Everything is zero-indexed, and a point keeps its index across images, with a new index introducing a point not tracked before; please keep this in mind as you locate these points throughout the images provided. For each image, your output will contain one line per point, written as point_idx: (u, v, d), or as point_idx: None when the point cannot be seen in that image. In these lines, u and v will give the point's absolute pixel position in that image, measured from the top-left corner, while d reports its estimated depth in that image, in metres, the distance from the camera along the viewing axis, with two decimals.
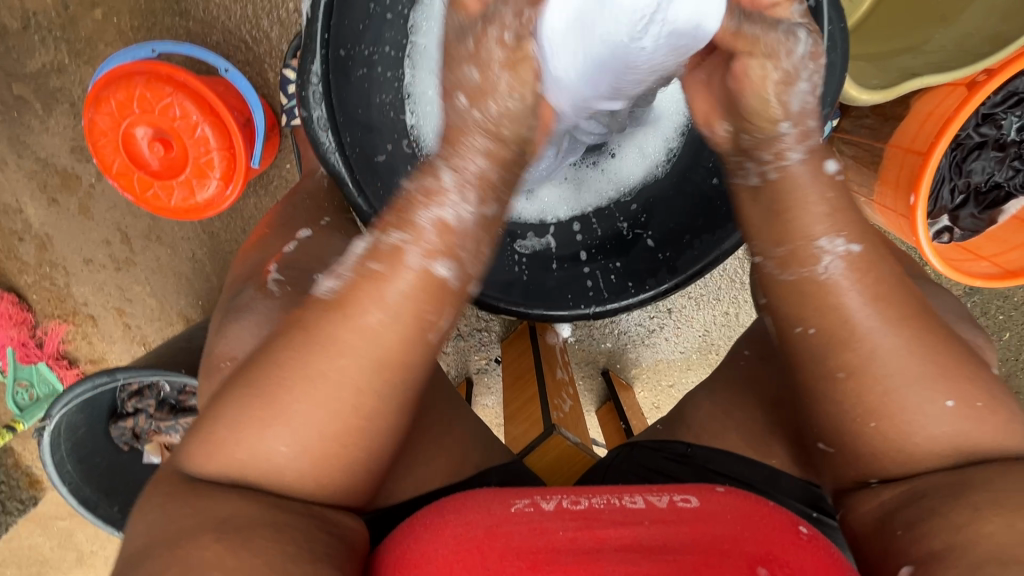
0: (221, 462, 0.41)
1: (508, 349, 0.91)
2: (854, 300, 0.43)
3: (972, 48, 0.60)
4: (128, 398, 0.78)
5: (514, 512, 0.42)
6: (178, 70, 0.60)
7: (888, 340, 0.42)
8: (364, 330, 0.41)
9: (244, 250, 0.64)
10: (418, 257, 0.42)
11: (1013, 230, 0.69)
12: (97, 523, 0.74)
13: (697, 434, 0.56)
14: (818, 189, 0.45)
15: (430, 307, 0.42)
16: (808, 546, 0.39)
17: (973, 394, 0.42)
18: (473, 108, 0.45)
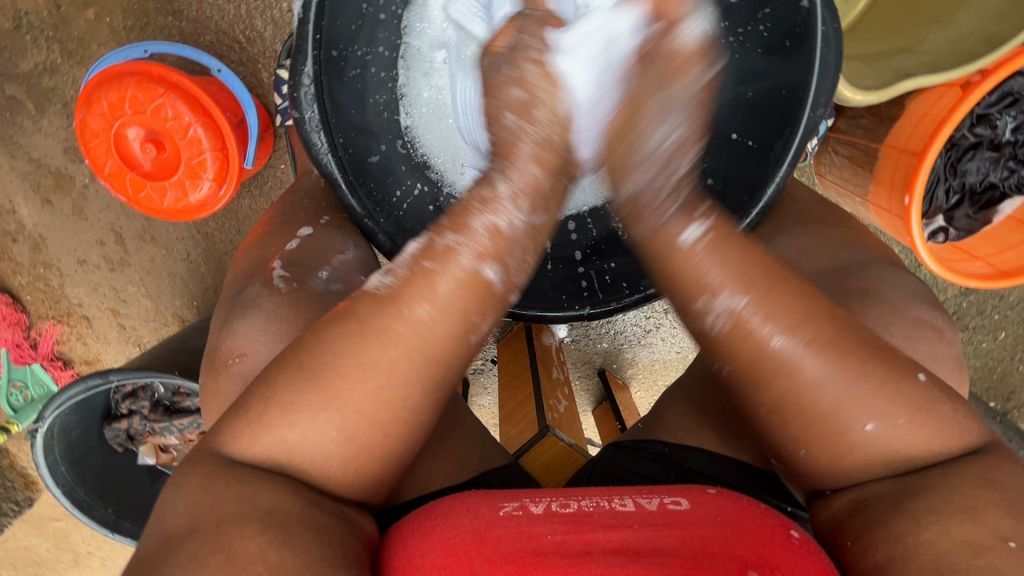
0: (268, 443, 0.40)
1: (504, 348, 0.90)
2: (759, 341, 0.42)
3: (966, 49, 0.60)
4: (123, 399, 0.77)
5: (503, 515, 0.42)
6: (170, 70, 0.60)
7: (803, 374, 0.41)
8: (414, 323, 0.41)
9: (241, 249, 0.62)
10: (470, 258, 0.43)
11: (1008, 230, 0.68)
12: (90, 525, 0.74)
13: (673, 433, 0.58)
14: (703, 239, 0.44)
15: (475, 307, 0.43)
16: (799, 550, 0.39)
17: (895, 411, 0.41)
18: (521, 122, 0.46)
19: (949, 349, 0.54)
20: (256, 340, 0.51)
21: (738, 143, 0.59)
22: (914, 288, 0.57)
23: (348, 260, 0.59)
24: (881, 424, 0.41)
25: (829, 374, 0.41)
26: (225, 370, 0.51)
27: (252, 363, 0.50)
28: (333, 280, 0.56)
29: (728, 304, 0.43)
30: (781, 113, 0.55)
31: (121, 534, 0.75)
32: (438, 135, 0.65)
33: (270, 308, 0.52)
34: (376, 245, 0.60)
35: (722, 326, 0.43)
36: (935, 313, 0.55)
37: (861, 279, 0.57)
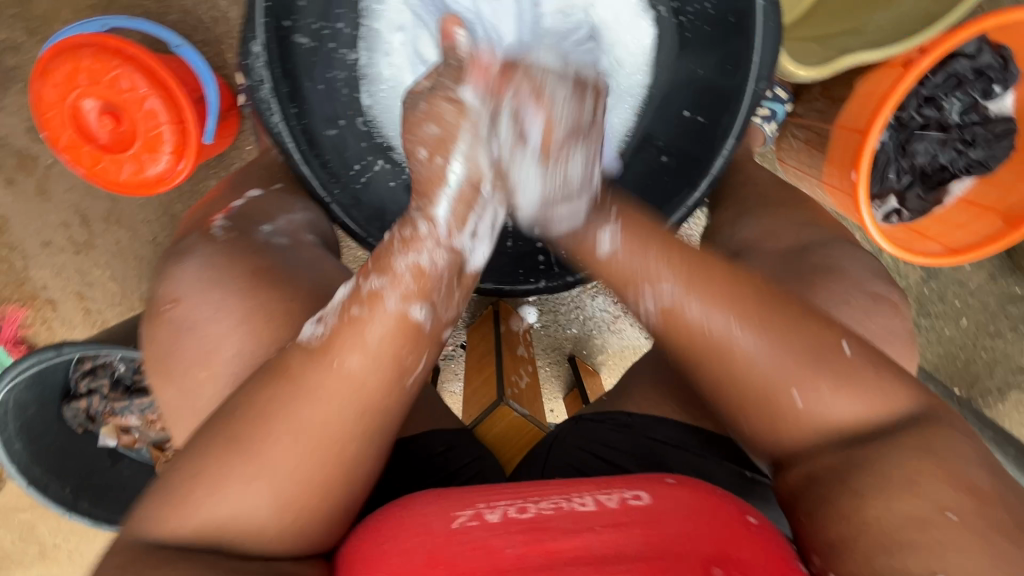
0: (199, 521, 0.40)
1: (473, 333, 0.91)
2: (700, 313, 0.44)
3: (907, 28, 0.62)
4: (81, 377, 0.78)
5: (457, 528, 0.40)
6: (126, 42, 0.60)
7: (750, 344, 0.44)
8: (347, 374, 0.41)
9: (192, 209, 0.63)
10: (396, 300, 0.42)
11: (958, 211, 0.71)
12: (46, 505, 0.71)
13: (638, 403, 0.58)
14: (660, 260, 0.46)
15: (407, 349, 0.43)
16: (756, 536, 0.40)
17: (814, 380, 0.43)
18: (436, 156, 0.44)
19: (899, 320, 0.55)
20: (188, 285, 0.51)
21: (692, 120, 0.61)
22: (866, 262, 0.58)
23: (297, 219, 0.59)
24: (807, 396, 0.43)
25: (752, 347, 0.44)
26: (159, 317, 0.52)
27: (185, 310, 0.50)
28: (276, 234, 0.56)
29: (660, 297, 0.45)
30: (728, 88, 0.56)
31: (78, 515, 0.73)
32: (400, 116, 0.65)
33: (206, 257, 0.52)
34: (332, 216, 0.60)
35: (654, 321, 0.46)
36: (884, 285, 0.57)
37: (814, 254, 0.58)
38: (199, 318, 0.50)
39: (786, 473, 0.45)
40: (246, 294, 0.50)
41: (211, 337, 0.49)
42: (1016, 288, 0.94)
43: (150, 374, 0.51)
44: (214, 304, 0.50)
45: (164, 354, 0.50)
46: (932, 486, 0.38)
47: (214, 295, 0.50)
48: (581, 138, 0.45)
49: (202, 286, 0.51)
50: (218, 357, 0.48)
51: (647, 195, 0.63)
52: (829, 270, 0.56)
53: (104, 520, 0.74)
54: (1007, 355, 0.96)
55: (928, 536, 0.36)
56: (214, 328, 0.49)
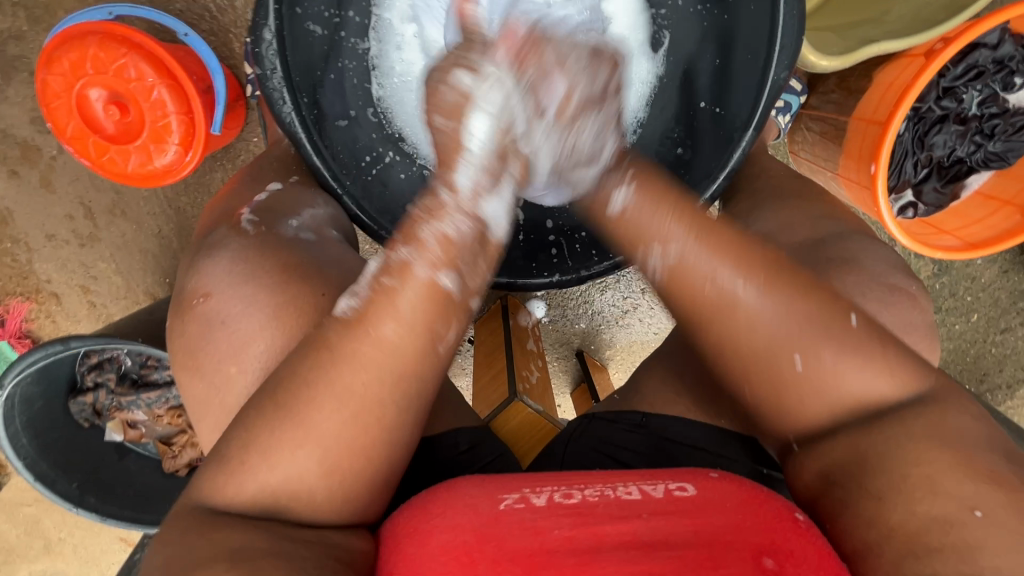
0: (258, 487, 0.40)
1: (480, 328, 0.89)
2: (704, 266, 0.43)
3: (929, 18, 0.60)
4: (88, 371, 0.77)
5: (503, 510, 0.40)
6: (133, 30, 0.59)
7: (755, 302, 0.43)
8: (381, 342, 0.41)
9: (211, 202, 0.61)
10: (425, 268, 0.41)
11: (975, 206, 0.70)
12: (52, 500, 0.72)
13: (651, 402, 0.57)
14: (663, 219, 0.45)
15: (438, 319, 0.42)
16: (808, 534, 0.38)
17: (819, 346, 0.42)
18: (450, 123, 0.44)
19: (922, 315, 0.54)
20: (220, 280, 0.50)
21: (707, 111, 0.60)
22: (887, 257, 0.57)
23: (320, 214, 0.58)
24: (807, 359, 0.42)
25: (758, 304, 0.43)
26: (189, 311, 0.50)
27: (216, 305, 0.49)
28: (304, 229, 0.55)
29: (666, 252, 0.45)
30: (746, 78, 0.55)
31: (84, 510, 0.73)
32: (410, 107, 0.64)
33: (237, 251, 0.52)
34: (342, 206, 0.60)
35: (660, 276, 0.45)
36: (906, 279, 0.56)
37: (830, 247, 0.56)
38: (231, 312, 0.49)
39: (805, 470, 0.44)
40: (276, 290, 0.49)
41: (243, 333, 0.48)
42: None
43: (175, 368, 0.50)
44: (246, 299, 0.49)
45: (193, 350, 0.49)
46: (953, 482, 0.36)
47: (247, 291, 0.49)
48: (597, 105, 0.45)
49: (234, 281, 0.50)
50: (250, 353, 0.48)
51: None
52: (847, 263, 0.54)
53: (111, 515, 0.75)
54: (1018, 351, 0.95)
55: (952, 539, 0.35)
56: (247, 324, 0.48)
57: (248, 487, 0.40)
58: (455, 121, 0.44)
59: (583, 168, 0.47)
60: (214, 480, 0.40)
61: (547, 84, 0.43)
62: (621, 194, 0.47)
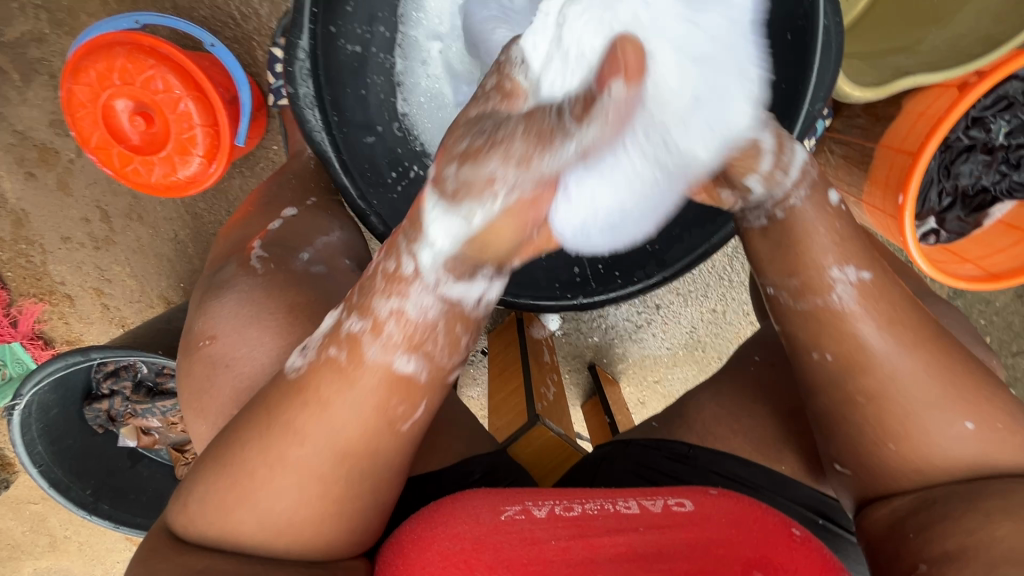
0: (220, 523, 0.39)
1: (495, 341, 0.89)
2: (868, 328, 0.40)
3: (964, 49, 0.60)
4: (104, 378, 0.77)
5: (505, 520, 0.38)
6: (161, 42, 0.61)
7: (901, 357, 0.40)
8: (330, 417, 0.38)
9: (226, 228, 0.63)
10: (379, 351, 0.38)
11: (999, 235, 0.69)
12: (67, 507, 0.73)
13: (700, 435, 0.53)
14: (840, 241, 0.42)
15: (398, 401, 0.39)
16: (802, 549, 0.36)
17: (994, 415, 0.40)
18: (454, 179, 0.37)
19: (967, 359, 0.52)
20: (225, 322, 0.50)
21: None
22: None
23: (332, 242, 0.60)
24: (979, 423, 0.40)
25: (904, 367, 0.40)
26: (196, 353, 0.50)
27: (222, 346, 0.49)
28: (314, 262, 0.56)
29: (847, 287, 0.41)
30: (777, 104, 0.54)
31: (98, 517, 0.74)
32: (436, 124, 0.63)
33: (244, 292, 0.52)
34: (368, 227, 0.58)
35: (852, 296, 0.41)
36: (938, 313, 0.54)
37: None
38: (237, 355, 0.48)
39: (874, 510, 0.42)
40: (283, 332, 0.48)
41: (246, 374, 0.47)
42: None
43: (188, 406, 0.49)
44: (252, 341, 0.49)
45: (198, 391, 0.49)
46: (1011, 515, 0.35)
47: (253, 333, 0.49)
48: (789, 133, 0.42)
49: (238, 323, 0.50)
50: (254, 392, 0.46)
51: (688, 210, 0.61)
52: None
53: (124, 522, 0.75)
54: None
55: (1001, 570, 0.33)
56: (254, 364, 0.47)
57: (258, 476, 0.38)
58: (463, 171, 0.37)
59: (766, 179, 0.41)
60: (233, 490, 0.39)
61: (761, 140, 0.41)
62: (835, 192, 0.43)
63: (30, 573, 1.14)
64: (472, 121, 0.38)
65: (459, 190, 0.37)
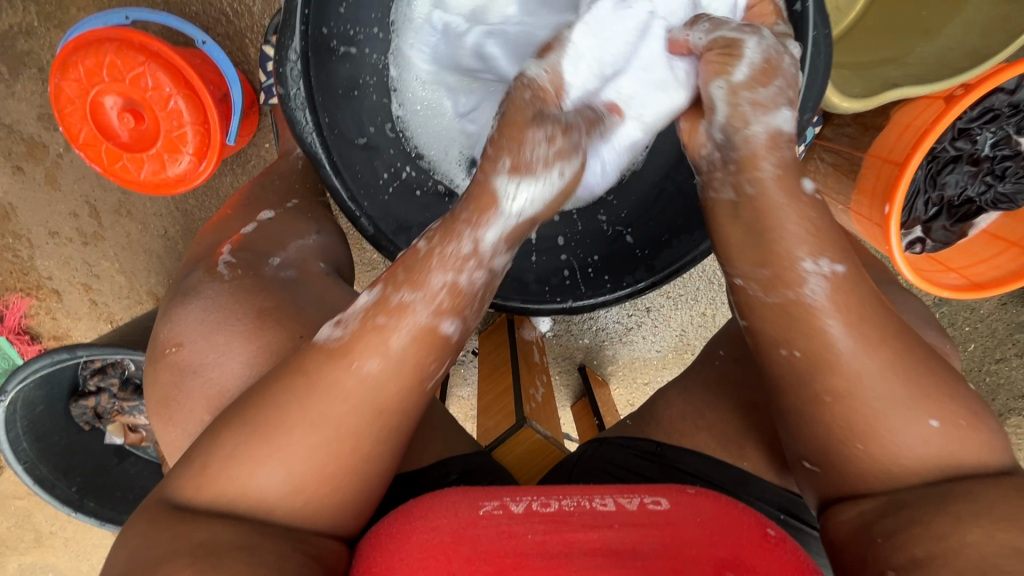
0: (210, 495, 0.38)
1: (486, 341, 0.89)
2: (836, 328, 0.41)
3: (952, 62, 0.61)
4: (90, 375, 0.77)
5: (482, 515, 0.38)
6: (151, 39, 0.60)
7: (863, 361, 0.41)
8: (363, 377, 0.39)
9: (202, 231, 0.62)
10: (427, 314, 0.40)
11: (982, 245, 0.71)
12: (53, 504, 0.73)
13: (667, 432, 0.54)
14: (798, 208, 0.43)
15: (430, 357, 0.40)
16: (776, 549, 0.36)
17: (956, 412, 0.41)
18: (514, 176, 0.41)
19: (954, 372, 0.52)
20: (192, 329, 0.50)
21: None
22: (922, 310, 0.56)
23: (308, 245, 0.59)
24: (943, 421, 0.40)
25: (867, 365, 0.41)
26: (162, 359, 0.50)
27: (187, 354, 0.49)
28: (285, 267, 0.55)
29: (818, 275, 0.41)
30: None
31: (83, 514, 0.74)
32: (432, 131, 0.63)
33: (211, 297, 0.51)
34: (358, 228, 0.58)
35: (821, 290, 0.41)
36: (934, 332, 0.54)
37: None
38: (205, 361, 0.48)
39: (839, 512, 0.42)
40: (251, 338, 0.48)
41: (215, 380, 0.47)
42: None
43: (153, 417, 0.49)
44: (219, 347, 0.48)
45: (167, 399, 0.48)
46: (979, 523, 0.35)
47: (220, 339, 0.48)
48: (770, 71, 0.42)
49: (205, 329, 0.49)
50: (227, 399, 0.46)
51: (678, 217, 0.61)
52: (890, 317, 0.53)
53: (109, 520, 0.75)
54: (1011, 382, 0.88)
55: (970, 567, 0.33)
56: (222, 372, 0.47)
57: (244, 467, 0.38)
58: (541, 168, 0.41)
59: (785, 108, 0.43)
60: (214, 485, 0.38)
61: (750, 45, 0.42)
62: (808, 181, 0.44)
63: (15, 569, 1.14)
64: (526, 106, 0.42)
65: (531, 162, 0.40)
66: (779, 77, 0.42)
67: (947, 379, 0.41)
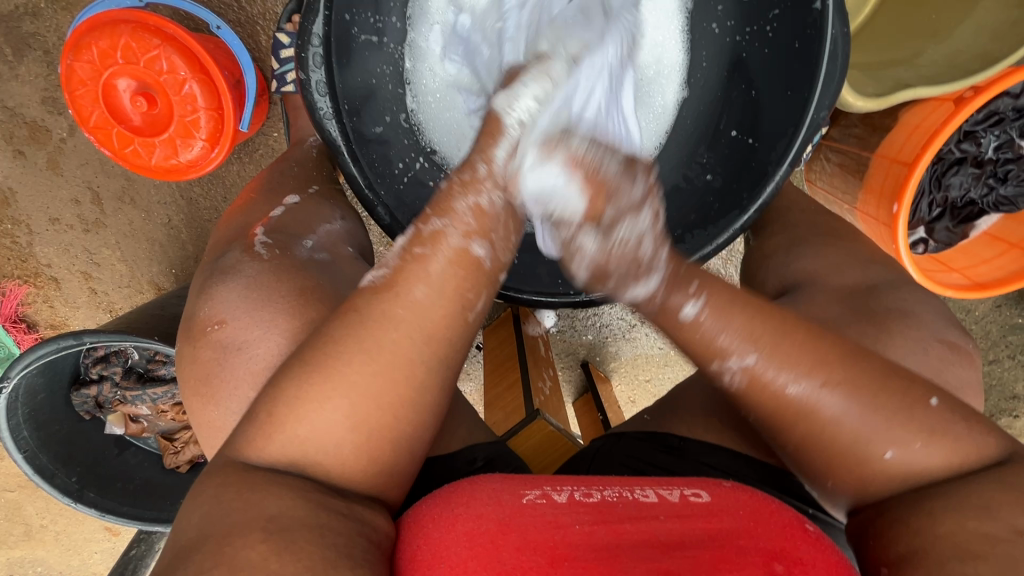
0: (276, 452, 0.38)
1: (491, 336, 0.88)
2: (779, 385, 0.42)
3: (963, 64, 0.62)
4: (93, 363, 0.76)
5: (527, 504, 0.38)
6: (166, 21, 0.60)
7: (825, 406, 0.41)
8: (413, 306, 0.40)
9: (227, 213, 0.61)
10: (457, 237, 0.41)
11: (983, 245, 0.72)
12: (52, 493, 0.71)
13: (690, 426, 0.55)
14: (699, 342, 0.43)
15: (468, 285, 0.41)
16: (818, 544, 0.36)
17: (908, 437, 0.40)
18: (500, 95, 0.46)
19: (976, 373, 0.53)
20: (235, 306, 0.49)
21: (739, 140, 0.59)
22: (936, 307, 0.56)
23: (335, 230, 0.58)
24: (899, 452, 0.40)
25: (833, 410, 0.41)
26: (203, 338, 0.49)
27: (232, 332, 0.48)
28: (318, 249, 0.55)
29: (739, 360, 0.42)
30: (782, 113, 0.54)
31: (83, 505, 0.72)
32: (444, 126, 0.63)
33: (253, 275, 0.50)
34: (373, 217, 0.58)
35: (737, 384, 0.43)
36: (946, 328, 0.55)
37: (883, 297, 0.55)
38: (250, 338, 0.47)
39: (854, 519, 0.43)
40: (293, 314, 0.47)
41: (258, 357, 0.46)
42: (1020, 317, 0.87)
43: (188, 397, 0.48)
44: (265, 324, 0.47)
45: (207, 376, 0.47)
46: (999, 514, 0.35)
47: (266, 316, 0.48)
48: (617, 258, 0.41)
49: (249, 306, 0.48)
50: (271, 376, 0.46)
51: (692, 213, 0.61)
52: (901, 313, 0.53)
53: (110, 510, 0.74)
54: (1003, 383, 0.89)
55: (996, 553, 0.34)
56: (268, 347, 0.46)
57: (289, 443, 0.38)
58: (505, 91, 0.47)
59: (628, 286, 0.43)
60: (259, 456, 0.38)
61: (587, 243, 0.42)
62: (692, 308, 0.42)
63: (4, 562, 1.12)
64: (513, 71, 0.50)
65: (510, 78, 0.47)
66: (618, 264, 0.42)
67: (904, 400, 0.40)
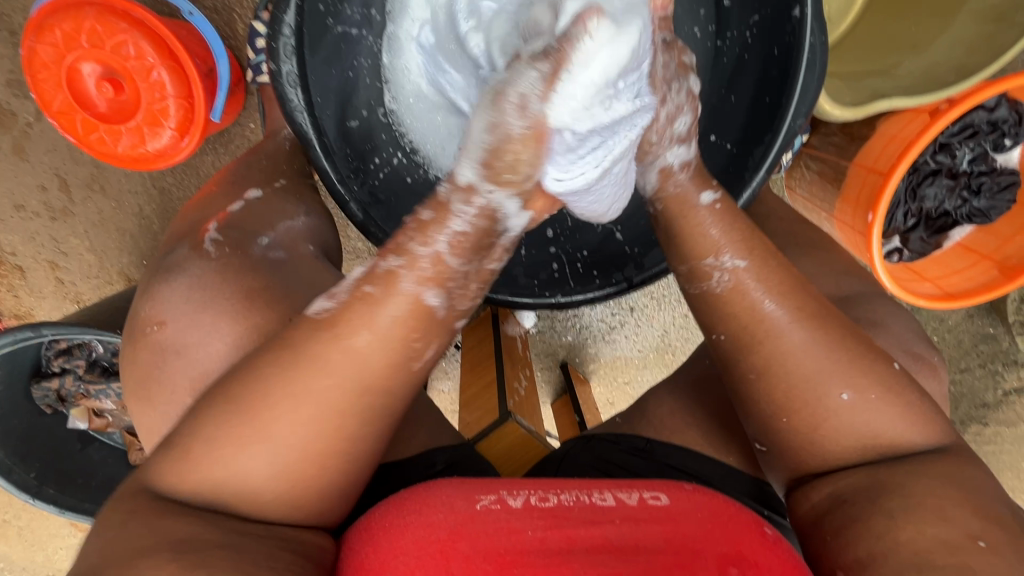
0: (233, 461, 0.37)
1: (468, 337, 0.87)
2: (761, 293, 0.42)
3: (938, 77, 0.63)
4: (55, 356, 0.72)
5: (480, 509, 0.37)
6: (134, 6, 0.58)
7: (797, 337, 0.42)
8: (351, 353, 0.37)
9: (186, 206, 0.59)
10: (411, 283, 0.38)
11: (956, 256, 0.73)
12: (9, 489, 0.70)
13: (657, 429, 0.54)
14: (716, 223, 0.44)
15: (417, 335, 0.38)
16: (774, 548, 0.36)
17: (868, 385, 0.41)
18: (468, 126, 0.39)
19: (938, 383, 0.54)
20: (176, 308, 0.48)
21: (718, 146, 0.58)
22: (902, 316, 0.57)
23: (296, 228, 0.57)
24: (854, 394, 0.41)
25: (803, 342, 0.42)
26: (143, 339, 0.48)
27: (171, 334, 0.47)
28: (273, 247, 0.53)
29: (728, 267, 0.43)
30: (762, 120, 0.54)
31: (42, 501, 0.72)
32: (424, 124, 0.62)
33: (197, 276, 0.49)
34: (345, 212, 0.57)
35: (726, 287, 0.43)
36: (915, 338, 0.55)
37: (853, 306, 0.56)
38: (190, 341, 0.46)
39: (810, 493, 0.43)
40: (259, 313, 0.46)
41: (202, 361, 0.45)
42: (991, 327, 0.88)
43: (130, 400, 0.47)
44: (205, 328, 0.46)
45: (147, 378, 0.46)
46: (951, 513, 0.36)
47: (206, 319, 0.47)
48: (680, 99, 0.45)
49: (193, 307, 0.47)
50: (209, 382, 0.45)
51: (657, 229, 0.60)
52: (870, 321, 0.54)
53: (69, 507, 0.73)
54: (972, 392, 0.90)
55: (956, 561, 0.34)
56: (209, 351, 0.45)
57: (245, 444, 0.37)
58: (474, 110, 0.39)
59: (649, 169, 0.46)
60: (215, 461, 0.37)
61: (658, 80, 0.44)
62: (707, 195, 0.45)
63: None
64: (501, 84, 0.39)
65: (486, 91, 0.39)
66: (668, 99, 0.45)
67: (863, 354, 0.42)
